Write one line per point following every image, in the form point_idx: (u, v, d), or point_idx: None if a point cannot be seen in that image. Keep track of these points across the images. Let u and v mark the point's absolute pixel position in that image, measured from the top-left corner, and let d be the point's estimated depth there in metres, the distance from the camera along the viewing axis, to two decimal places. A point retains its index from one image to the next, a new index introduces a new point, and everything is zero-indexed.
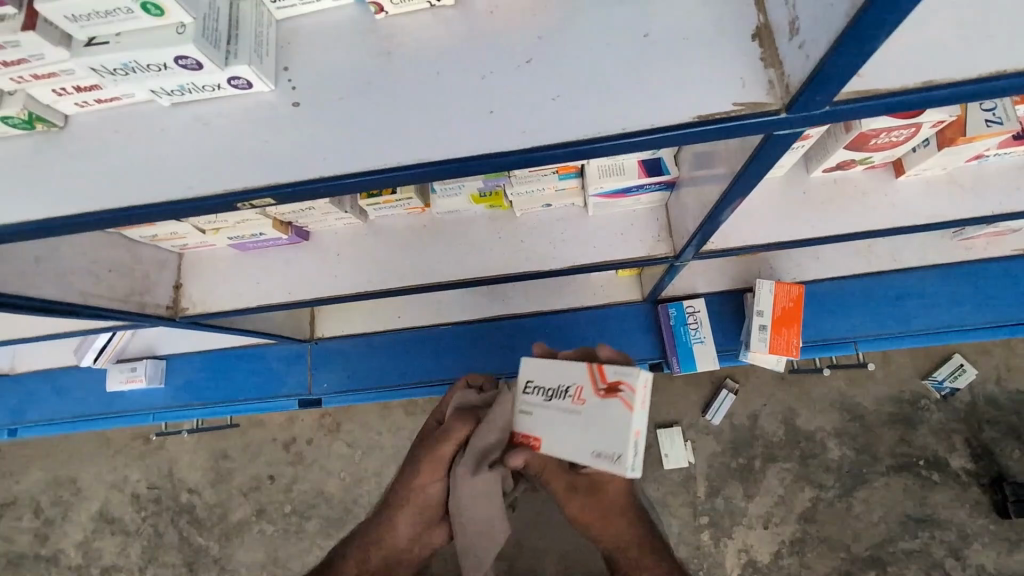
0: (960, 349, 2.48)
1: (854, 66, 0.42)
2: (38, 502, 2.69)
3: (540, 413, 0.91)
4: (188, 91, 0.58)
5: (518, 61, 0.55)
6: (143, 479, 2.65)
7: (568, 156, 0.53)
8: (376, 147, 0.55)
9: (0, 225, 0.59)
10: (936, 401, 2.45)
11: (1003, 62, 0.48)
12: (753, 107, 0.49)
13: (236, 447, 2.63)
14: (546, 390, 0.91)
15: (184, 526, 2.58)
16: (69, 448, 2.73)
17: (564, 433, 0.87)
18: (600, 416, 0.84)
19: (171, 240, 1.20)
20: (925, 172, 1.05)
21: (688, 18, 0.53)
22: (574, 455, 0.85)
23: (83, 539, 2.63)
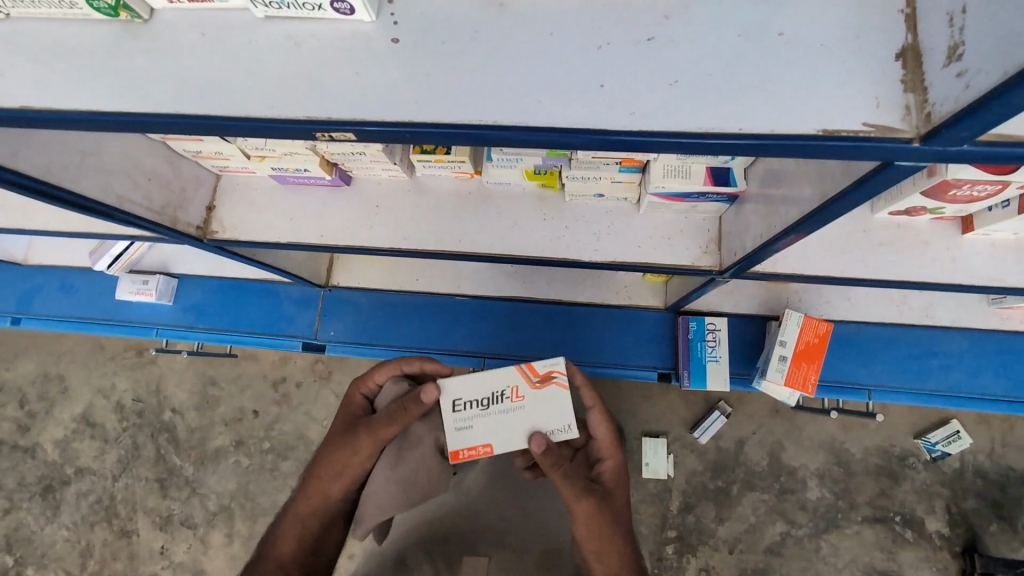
0: (960, 416, 2.46)
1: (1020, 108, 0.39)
2: (23, 393, 2.71)
3: (483, 421, 1.09)
4: (286, 6, 0.55)
5: (639, 37, 0.52)
6: (129, 391, 2.67)
7: (673, 148, 0.50)
8: (470, 97, 0.52)
9: (60, 109, 0.56)
10: (925, 462, 2.44)
11: None
12: (884, 131, 0.46)
13: (228, 376, 2.64)
14: (479, 398, 1.10)
15: (162, 443, 2.60)
16: (64, 346, 2.74)
17: (510, 426, 1.09)
18: (540, 404, 1.09)
19: (212, 160, 1.17)
20: (993, 233, 1.02)
21: (830, 25, 0.50)
22: (518, 437, 1.09)
23: (63, 437, 2.65)
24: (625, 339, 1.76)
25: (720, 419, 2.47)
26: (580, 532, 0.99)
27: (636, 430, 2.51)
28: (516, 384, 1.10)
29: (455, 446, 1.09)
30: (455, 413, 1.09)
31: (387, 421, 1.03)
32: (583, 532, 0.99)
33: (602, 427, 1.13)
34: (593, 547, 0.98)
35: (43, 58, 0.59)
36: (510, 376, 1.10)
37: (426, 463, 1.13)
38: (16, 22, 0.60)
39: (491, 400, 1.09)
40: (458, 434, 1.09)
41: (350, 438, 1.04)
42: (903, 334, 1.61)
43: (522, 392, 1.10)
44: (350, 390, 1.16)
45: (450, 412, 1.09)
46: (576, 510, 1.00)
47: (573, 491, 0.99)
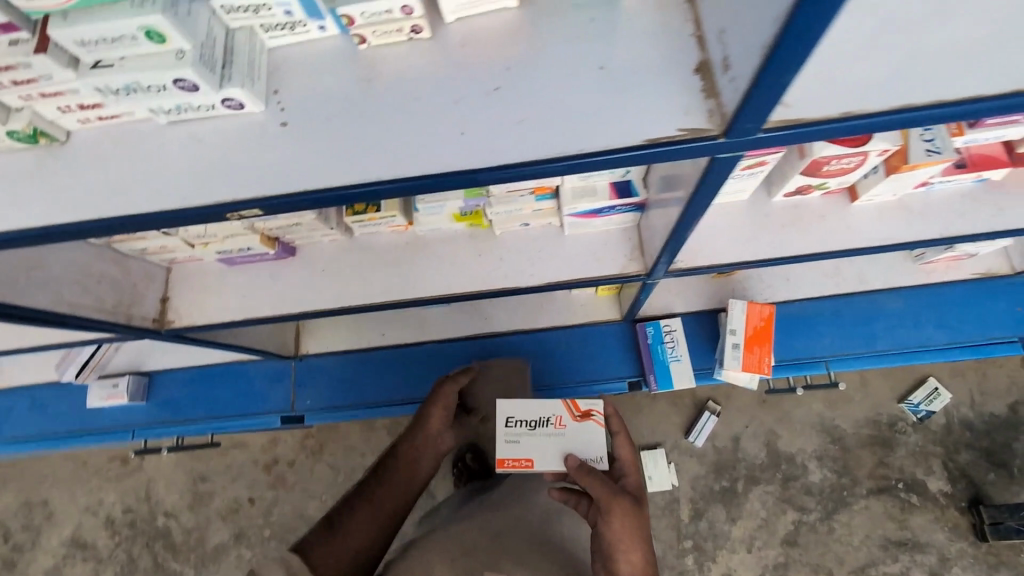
0: (935, 373, 2.54)
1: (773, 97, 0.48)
2: (8, 527, 2.63)
3: (527, 439, 1.24)
4: (184, 110, 0.62)
5: (488, 88, 0.61)
6: (118, 503, 2.61)
7: (531, 175, 0.58)
8: (355, 161, 0.60)
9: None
10: (914, 424, 2.50)
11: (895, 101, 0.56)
12: (694, 133, 0.55)
13: (218, 468, 2.60)
14: (530, 420, 1.25)
15: (159, 550, 2.53)
16: (45, 470, 2.68)
17: (550, 448, 1.23)
18: (578, 433, 1.24)
19: (159, 255, 1.23)
20: (877, 198, 1.12)
21: (640, 55, 0.59)
22: (553, 457, 1.23)
23: (54, 564, 2.56)
24: (591, 355, 1.82)
25: (711, 419, 2.51)
26: (616, 532, 1.07)
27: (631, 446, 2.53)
28: (563, 411, 1.26)
29: (502, 457, 1.22)
30: (506, 428, 1.25)
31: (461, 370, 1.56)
32: (616, 532, 1.07)
33: (626, 448, 1.23)
34: (625, 548, 1.06)
35: None
36: (558, 405, 1.26)
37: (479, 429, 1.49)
38: None
39: (538, 422, 1.25)
40: (505, 446, 1.24)
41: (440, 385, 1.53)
42: (844, 303, 1.71)
43: (565, 420, 1.25)
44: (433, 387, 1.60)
45: (502, 427, 1.25)
46: (613, 510, 1.09)
47: (607, 492, 1.11)
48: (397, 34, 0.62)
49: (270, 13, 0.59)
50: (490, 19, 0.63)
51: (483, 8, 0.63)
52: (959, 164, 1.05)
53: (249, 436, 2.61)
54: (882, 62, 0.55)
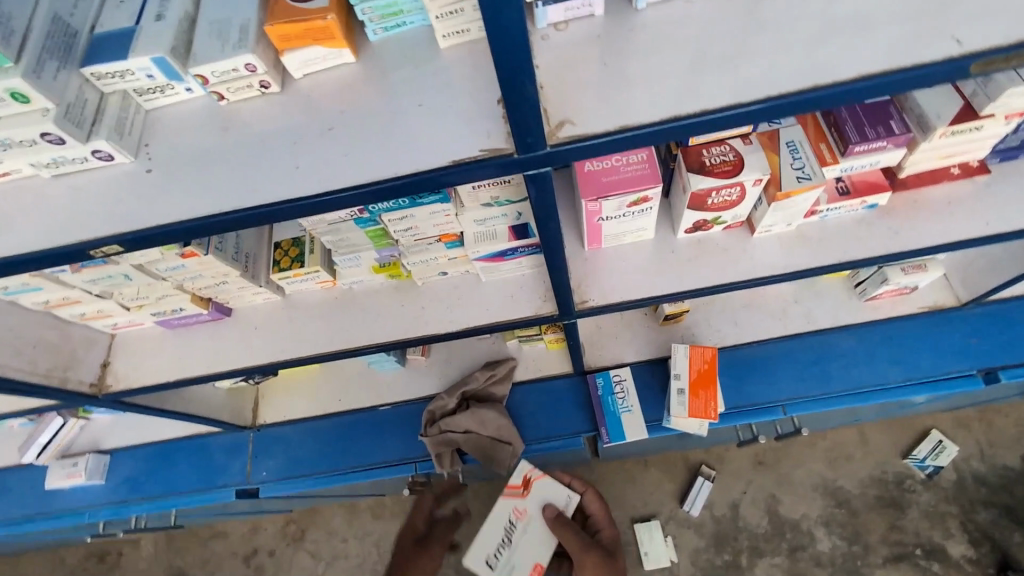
0: (937, 424, 2.37)
1: (522, 106, 0.57)
2: None
3: (516, 549, 1.69)
4: (61, 164, 0.70)
5: (324, 128, 0.69)
6: None
7: (357, 199, 0.65)
8: (207, 196, 0.68)
9: None
10: (922, 481, 2.31)
11: (670, 110, 0.62)
12: (493, 152, 0.62)
13: (195, 563, 2.49)
14: (503, 538, 1.70)
15: None
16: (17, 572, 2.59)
17: (534, 534, 1.72)
18: (540, 493, 1.75)
19: (99, 320, 1.29)
20: (773, 228, 1.16)
21: (452, 91, 0.67)
22: (537, 537, 1.71)
23: None
24: (546, 411, 1.79)
25: (706, 485, 2.36)
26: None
27: (626, 518, 2.38)
28: (515, 503, 1.74)
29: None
30: (497, 567, 1.67)
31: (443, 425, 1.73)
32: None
33: (593, 503, 1.85)
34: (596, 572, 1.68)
35: None
36: (510, 503, 1.73)
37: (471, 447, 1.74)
38: None
39: (510, 528, 1.71)
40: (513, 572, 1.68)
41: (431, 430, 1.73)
42: (796, 344, 1.70)
43: (522, 507, 1.73)
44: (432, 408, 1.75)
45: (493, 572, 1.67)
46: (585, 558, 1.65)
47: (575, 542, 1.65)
48: (250, 89, 0.71)
49: (135, 77, 0.68)
50: (333, 74, 0.72)
51: (326, 63, 0.71)
52: (841, 191, 1.10)
53: (228, 525, 2.54)
54: (643, 91, 0.64)
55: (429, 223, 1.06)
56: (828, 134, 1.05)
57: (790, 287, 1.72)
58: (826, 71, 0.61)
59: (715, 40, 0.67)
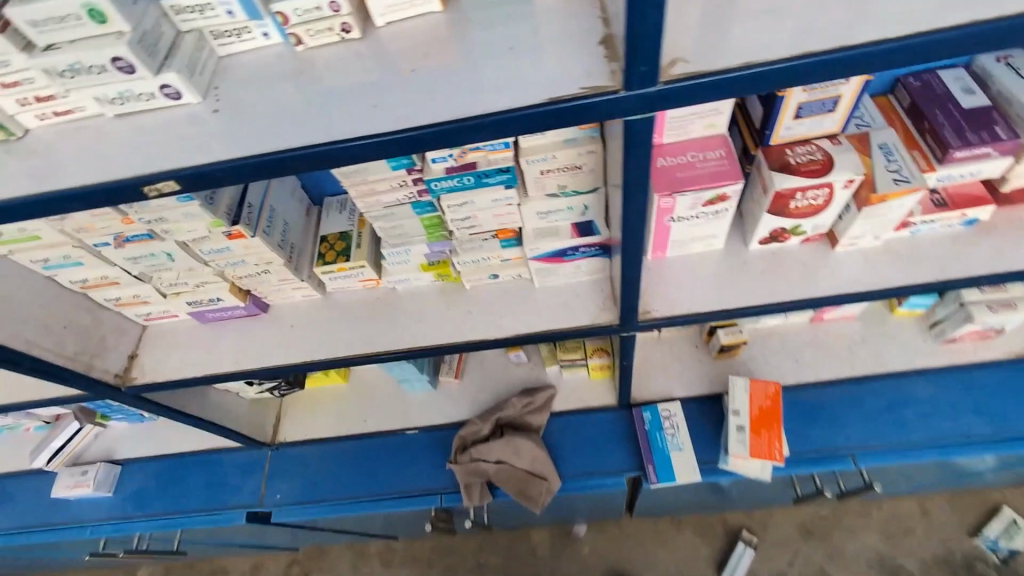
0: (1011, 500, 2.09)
1: (645, 23, 0.50)
2: None
3: None
4: (127, 100, 0.66)
5: (406, 71, 0.65)
6: None
7: (440, 139, 0.60)
8: (276, 134, 0.63)
9: None
10: (997, 566, 2.01)
11: (796, 49, 0.56)
12: (595, 89, 0.56)
13: None
14: None
15: None
16: None
17: None
18: None
19: (133, 308, 1.24)
20: (859, 242, 1.06)
21: (547, 35, 0.63)
22: None
23: None
24: (586, 447, 1.63)
25: (749, 551, 2.09)
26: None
27: None
28: None
29: None
30: None
31: (475, 453, 1.60)
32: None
33: None
34: None
35: None
36: None
37: (508, 480, 1.59)
38: None
39: None
40: None
41: (462, 458, 1.60)
42: (865, 387, 1.55)
43: None
44: (463, 433, 1.63)
45: None
46: None
47: None
48: (331, 33, 0.68)
49: (214, 14, 0.66)
50: (416, 22, 0.68)
51: (411, 11, 0.68)
52: (937, 202, 1.02)
53: (231, 558, 2.37)
54: (766, 30, 0.57)
55: (488, 214, 0.99)
56: (921, 142, 0.99)
57: (855, 325, 1.60)
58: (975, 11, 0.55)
59: None
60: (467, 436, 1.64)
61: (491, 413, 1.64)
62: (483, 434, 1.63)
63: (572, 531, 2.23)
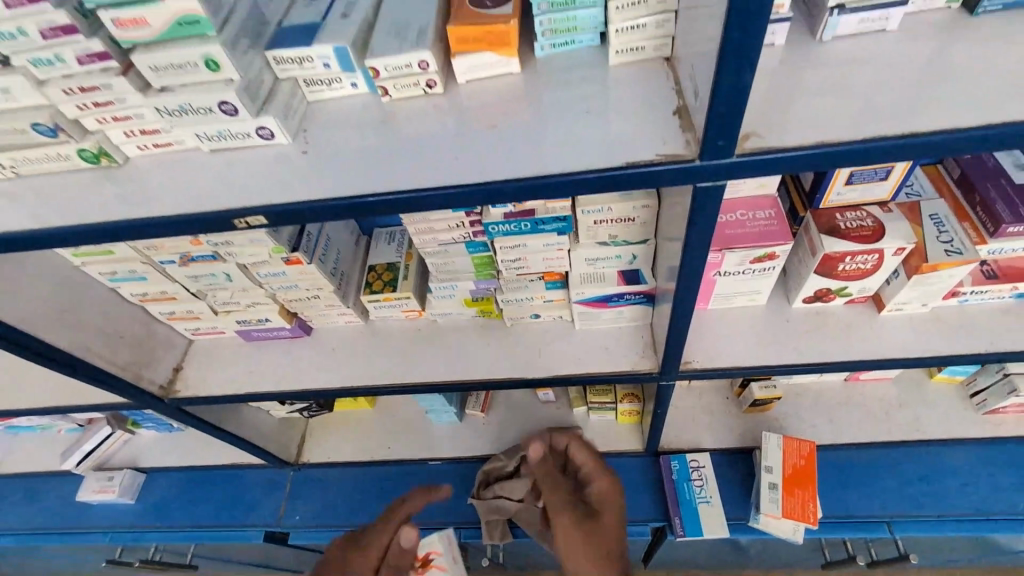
0: None
1: (731, 99, 0.53)
2: None
3: None
4: (224, 138, 0.72)
5: (487, 127, 0.69)
6: None
7: (518, 192, 0.63)
8: (361, 180, 0.67)
9: (52, 229, 0.71)
10: None
11: (872, 129, 0.57)
12: (671, 157, 0.60)
13: None
14: None
15: None
16: None
17: None
18: None
19: (184, 322, 1.28)
20: (906, 307, 1.06)
21: (621, 103, 0.67)
22: None
23: None
24: None
25: None
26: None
27: None
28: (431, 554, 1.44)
29: None
30: None
31: (497, 489, 1.58)
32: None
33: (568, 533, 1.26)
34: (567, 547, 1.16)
35: (50, 201, 0.75)
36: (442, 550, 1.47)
37: (530, 518, 1.57)
38: (35, 179, 0.78)
39: None
40: None
41: (484, 493, 1.59)
42: (903, 453, 1.50)
43: None
44: (487, 467, 1.63)
45: None
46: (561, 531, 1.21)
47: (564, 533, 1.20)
48: (416, 88, 0.72)
49: (311, 65, 0.71)
50: (495, 81, 0.73)
51: (492, 71, 0.72)
52: (988, 273, 1.01)
53: None
54: (841, 110, 0.59)
55: (539, 257, 1.02)
56: (971, 213, 1.00)
57: (892, 390, 1.56)
58: None
59: (916, 71, 0.62)
60: (490, 470, 1.62)
61: (515, 448, 1.63)
62: (506, 469, 1.61)
63: None
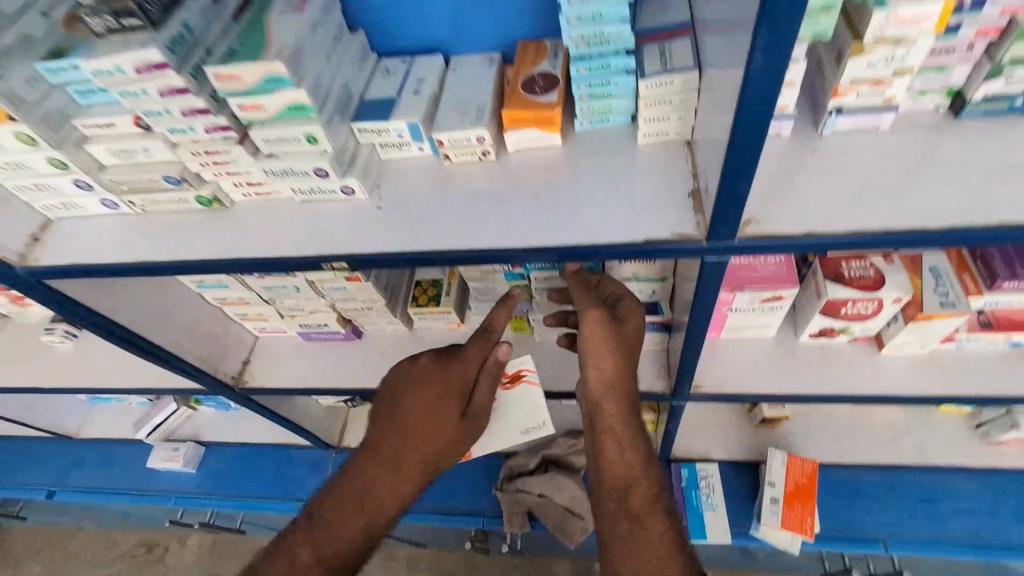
0: None
1: (733, 200, 0.65)
2: None
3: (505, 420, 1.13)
4: (315, 192, 0.87)
5: (531, 195, 0.82)
6: None
7: (555, 256, 0.76)
8: (426, 237, 0.82)
9: (180, 261, 0.88)
10: None
11: (856, 223, 0.68)
12: (683, 237, 0.72)
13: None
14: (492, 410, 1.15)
15: None
16: (69, 546, 2.59)
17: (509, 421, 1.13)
18: (516, 402, 1.14)
19: (254, 322, 1.46)
20: (904, 348, 1.16)
21: (645, 181, 0.79)
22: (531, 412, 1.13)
23: None
24: None
25: None
26: (610, 453, 0.90)
27: None
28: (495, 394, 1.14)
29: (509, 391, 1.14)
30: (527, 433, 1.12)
31: (518, 483, 1.74)
32: (595, 349, 0.95)
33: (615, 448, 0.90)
34: (616, 448, 0.90)
35: (172, 236, 0.92)
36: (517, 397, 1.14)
37: (548, 512, 1.71)
38: (159, 216, 0.95)
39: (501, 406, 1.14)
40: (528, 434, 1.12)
41: (506, 486, 1.75)
42: (905, 476, 1.59)
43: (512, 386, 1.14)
44: (510, 463, 1.79)
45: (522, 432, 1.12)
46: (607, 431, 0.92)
47: (614, 433, 0.91)
48: (472, 156, 0.86)
49: (388, 135, 0.86)
50: (539, 152, 0.86)
51: (537, 143, 0.85)
52: (983, 323, 1.10)
53: None
54: (831, 202, 0.71)
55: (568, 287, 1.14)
56: (972, 266, 1.06)
57: (900, 416, 1.64)
58: (1013, 211, 0.65)
59: (901, 169, 0.73)
60: (512, 466, 1.78)
61: (537, 446, 1.78)
62: (527, 466, 1.77)
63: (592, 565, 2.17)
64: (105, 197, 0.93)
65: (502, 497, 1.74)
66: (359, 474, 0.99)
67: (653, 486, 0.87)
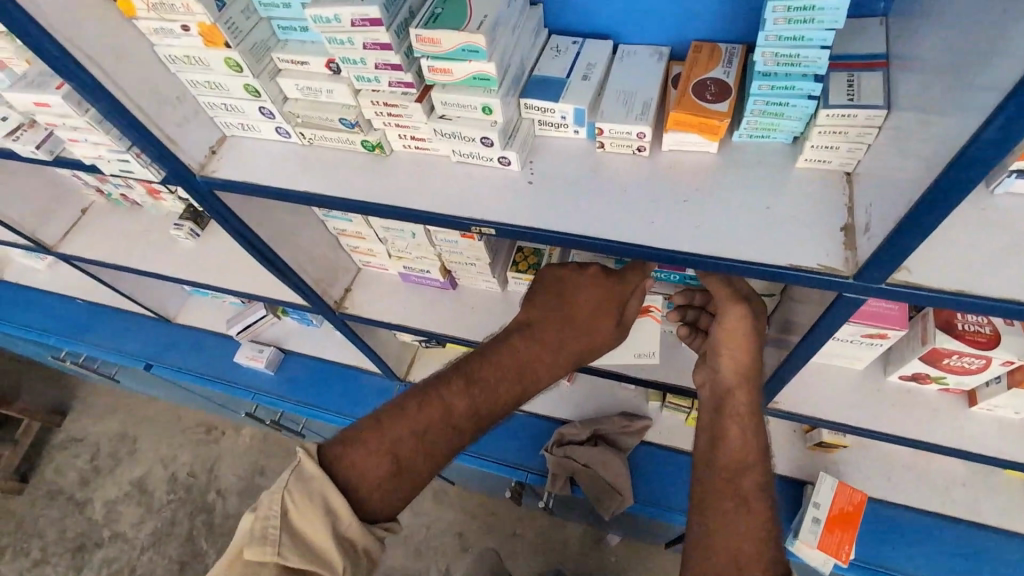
0: None
1: (896, 249, 0.67)
2: (97, 449, 2.85)
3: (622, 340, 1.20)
4: (472, 157, 0.94)
5: (679, 198, 0.86)
6: (187, 464, 2.76)
7: (697, 264, 0.80)
8: (572, 219, 0.87)
9: (341, 199, 0.97)
10: None
11: (1012, 291, 0.68)
12: (829, 270, 0.75)
13: (276, 468, 2.69)
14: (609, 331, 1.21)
15: (197, 523, 2.62)
16: (147, 412, 2.92)
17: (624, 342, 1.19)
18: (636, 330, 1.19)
19: (362, 256, 1.57)
20: (997, 410, 1.16)
21: (797, 205, 0.81)
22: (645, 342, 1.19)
23: (114, 498, 2.72)
24: (658, 481, 1.85)
25: None
26: (732, 435, 0.90)
27: None
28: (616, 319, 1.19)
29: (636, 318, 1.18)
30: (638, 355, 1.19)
31: (568, 449, 1.81)
32: (733, 341, 0.96)
33: (739, 432, 0.90)
34: (737, 434, 0.90)
35: (335, 173, 1.01)
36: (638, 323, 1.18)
37: (589, 482, 1.82)
38: (325, 152, 1.04)
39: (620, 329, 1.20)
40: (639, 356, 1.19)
41: (556, 450, 1.83)
42: (951, 528, 1.59)
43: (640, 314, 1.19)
44: (562, 430, 1.87)
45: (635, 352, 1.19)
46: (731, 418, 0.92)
47: (738, 425, 0.91)
48: (627, 149, 0.90)
49: (552, 115, 0.91)
50: (693, 156, 0.89)
51: (693, 147, 0.88)
52: None
53: None
54: (990, 264, 0.71)
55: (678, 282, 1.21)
56: None
57: (961, 470, 1.62)
58: None
59: None
60: (563, 433, 1.86)
61: (592, 422, 1.86)
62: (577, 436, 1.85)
63: (604, 538, 2.32)
64: (282, 126, 1.02)
65: (550, 459, 1.83)
66: (492, 362, 1.02)
67: (768, 478, 0.87)
